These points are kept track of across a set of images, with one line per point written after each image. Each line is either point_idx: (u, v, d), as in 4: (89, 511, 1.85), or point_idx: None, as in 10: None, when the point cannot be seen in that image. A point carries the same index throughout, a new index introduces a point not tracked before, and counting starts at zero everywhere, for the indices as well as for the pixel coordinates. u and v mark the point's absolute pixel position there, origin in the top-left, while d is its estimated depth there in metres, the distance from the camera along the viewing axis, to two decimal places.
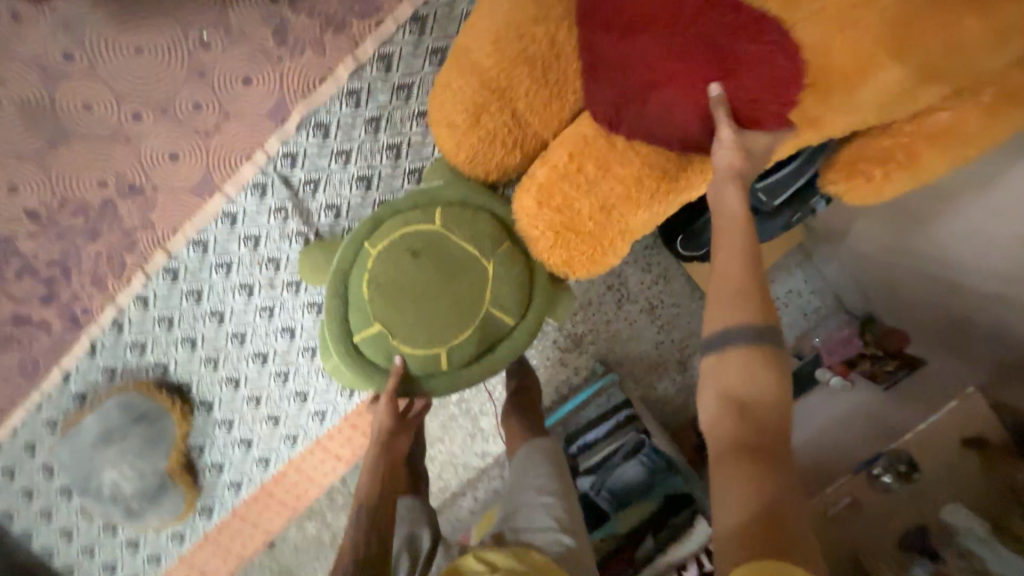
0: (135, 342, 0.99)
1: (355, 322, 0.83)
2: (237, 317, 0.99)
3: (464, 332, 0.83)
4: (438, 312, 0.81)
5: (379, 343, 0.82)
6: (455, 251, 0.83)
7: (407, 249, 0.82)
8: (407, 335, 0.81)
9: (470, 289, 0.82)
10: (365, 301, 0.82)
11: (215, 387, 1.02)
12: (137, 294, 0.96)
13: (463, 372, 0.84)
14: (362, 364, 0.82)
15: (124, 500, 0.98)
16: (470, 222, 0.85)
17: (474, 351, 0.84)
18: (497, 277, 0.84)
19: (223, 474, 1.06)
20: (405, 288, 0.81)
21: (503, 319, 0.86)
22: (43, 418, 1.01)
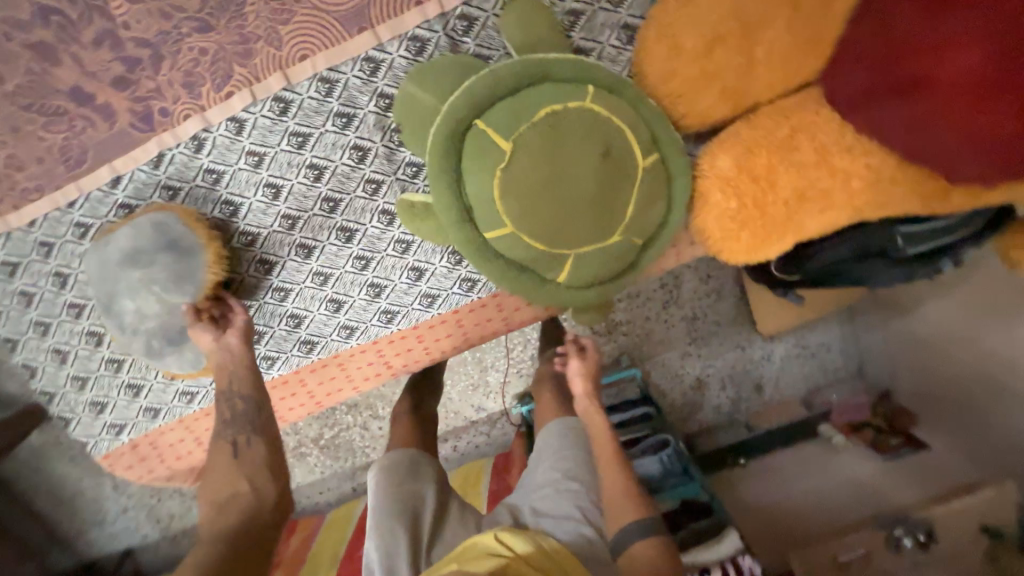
0: (210, 169, 0.84)
1: (500, 121, 0.69)
2: (337, 180, 0.86)
3: (535, 246, 0.73)
4: (543, 213, 0.69)
5: (485, 156, 0.70)
6: (622, 198, 0.70)
7: (603, 142, 0.68)
8: (511, 182, 0.68)
9: (580, 237, 0.71)
10: (528, 123, 0.68)
11: (283, 249, 0.90)
12: (233, 115, 0.81)
13: (501, 246, 0.75)
14: (459, 138, 0.71)
15: (146, 333, 0.84)
16: (654, 193, 0.72)
17: (530, 256, 0.75)
18: (607, 253, 0.74)
19: (260, 345, 0.95)
20: (551, 146, 0.67)
21: (569, 258, 0.74)
22: (74, 218, 0.85)
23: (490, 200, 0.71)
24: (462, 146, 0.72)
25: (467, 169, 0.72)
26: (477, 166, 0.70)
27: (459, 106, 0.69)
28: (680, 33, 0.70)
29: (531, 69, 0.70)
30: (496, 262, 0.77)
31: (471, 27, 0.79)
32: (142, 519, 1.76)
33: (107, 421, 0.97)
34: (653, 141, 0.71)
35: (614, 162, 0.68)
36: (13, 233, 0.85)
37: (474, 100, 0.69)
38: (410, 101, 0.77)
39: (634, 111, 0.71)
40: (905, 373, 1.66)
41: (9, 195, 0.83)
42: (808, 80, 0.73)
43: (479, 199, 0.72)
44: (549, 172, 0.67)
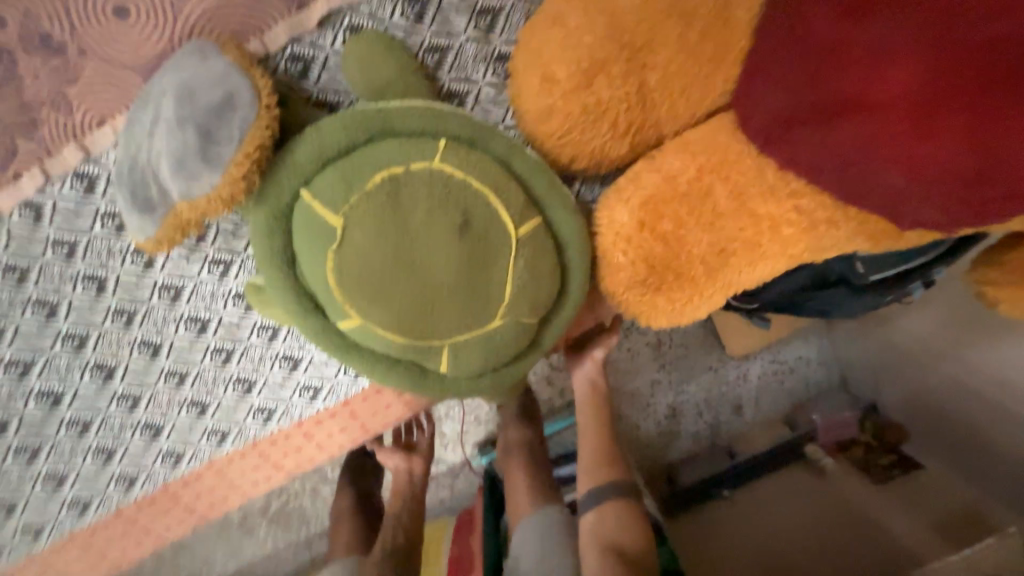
0: (9, 266, 0.68)
1: (327, 187, 0.52)
2: (174, 265, 0.71)
3: (394, 340, 0.57)
4: (393, 304, 0.53)
5: (312, 232, 0.53)
6: (495, 277, 0.54)
7: (460, 210, 0.52)
8: (346, 268, 0.52)
9: (446, 329, 0.55)
10: (359, 190, 0.51)
11: (123, 349, 0.74)
12: (27, 199, 0.65)
13: (356, 339, 0.59)
14: (278, 210, 0.54)
15: (100, 247, 0.69)
16: (537, 264, 0.57)
17: (392, 350, 0.59)
18: (488, 341, 0.59)
19: (112, 463, 0.79)
20: (391, 220, 0.51)
21: (441, 351, 0.58)
22: None
23: (326, 289, 0.54)
24: (287, 218, 0.55)
25: (295, 247, 0.55)
26: (306, 246, 0.54)
27: (274, 173, 0.53)
28: (549, 61, 0.56)
29: (367, 119, 0.54)
30: (358, 358, 0.62)
31: (308, 71, 0.64)
32: None
33: None
34: (531, 201, 0.56)
35: (478, 235, 0.53)
36: None
37: (294, 161, 0.53)
38: None
39: (504, 165, 0.56)
40: (889, 383, 1.53)
41: None
42: (719, 106, 0.59)
43: (316, 286, 0.56)
44: (392, 254, 0.51)
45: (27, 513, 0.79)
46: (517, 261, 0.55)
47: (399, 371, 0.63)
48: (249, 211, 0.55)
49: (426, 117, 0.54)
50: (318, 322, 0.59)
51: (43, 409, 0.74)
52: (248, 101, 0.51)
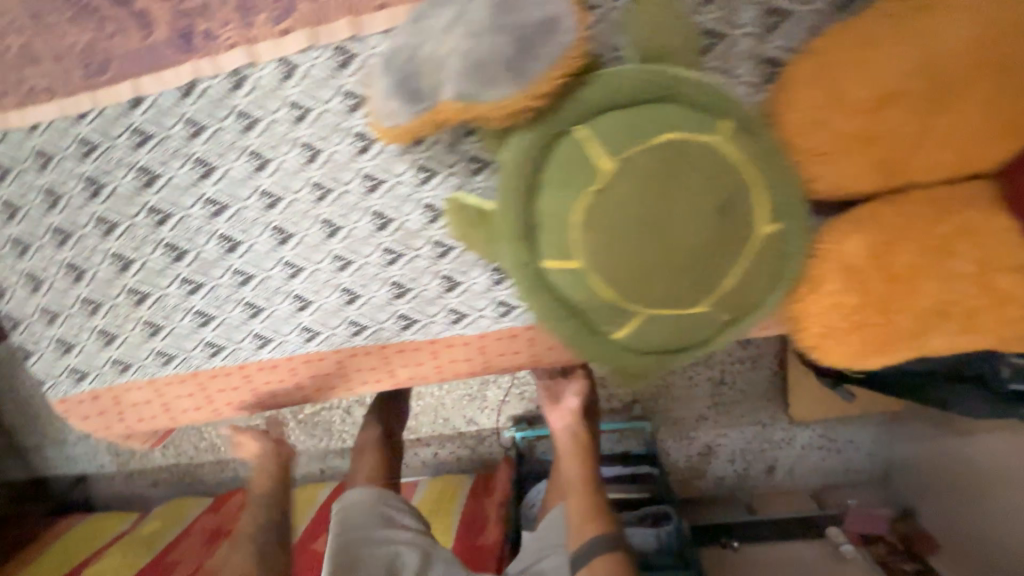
0: (245, 112, 0.72)
1: (606, 133, 0.54)
2: (385, 158, 0.73)
3: (598, 293, 0.59)
4: (623, 260, 0.56)
5: (574, 170, 0.55)
6: (721, 268, 0.56)
7: (723, 197, 0.53)
8: (596, 213, 0.55)
9: (654, 299, 0.58)
10: (638, 146, 0.53)
11: (306, 220, 0.77)
12: (286, 57, 0.69)
13: (556, 280, 0.62)
14: (546, 137, 0.56)
15: (328, 120, 0.72)
16: (760, 270, 0.58)
17: (587, 301, 0.61)
18: (679, 323, 0.61)
19: (255, 321, 0.83)
20: (659, 183, 0.53)
21: (632, 317, 0.61)
22: (80, 133, 0.74)
23: (562, 226, 0.57)
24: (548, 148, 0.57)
25: (544, 177, 0.57)
26: (560, 179, 0.56)
27: (556, 103, 0.55)
28: (846, 76, 0.56)
29: (663, 79, 0.54)
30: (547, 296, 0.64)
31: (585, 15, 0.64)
32: None
33: (70, 364, 0.86)
34: (781, 210, 0.56)
35: (728, 224, 0.54)
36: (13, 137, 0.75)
37: (581, 97, 0.55)
38: None
39: (771, 166, 0.55)
40: (936, 493, 1.50)
41: (13, 91, 0.73)
42: (981, 173, 0.59)
43: (547, 218, 0.58)
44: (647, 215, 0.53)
45: (168, 340, 0.84)
46: (746, 261, 0.57)
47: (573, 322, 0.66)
48: (515, 129, 0.57)
49: (717, 95, 0.54)
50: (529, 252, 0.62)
51: (219, 252, 0.79)
52: (569, 26, 0.52)
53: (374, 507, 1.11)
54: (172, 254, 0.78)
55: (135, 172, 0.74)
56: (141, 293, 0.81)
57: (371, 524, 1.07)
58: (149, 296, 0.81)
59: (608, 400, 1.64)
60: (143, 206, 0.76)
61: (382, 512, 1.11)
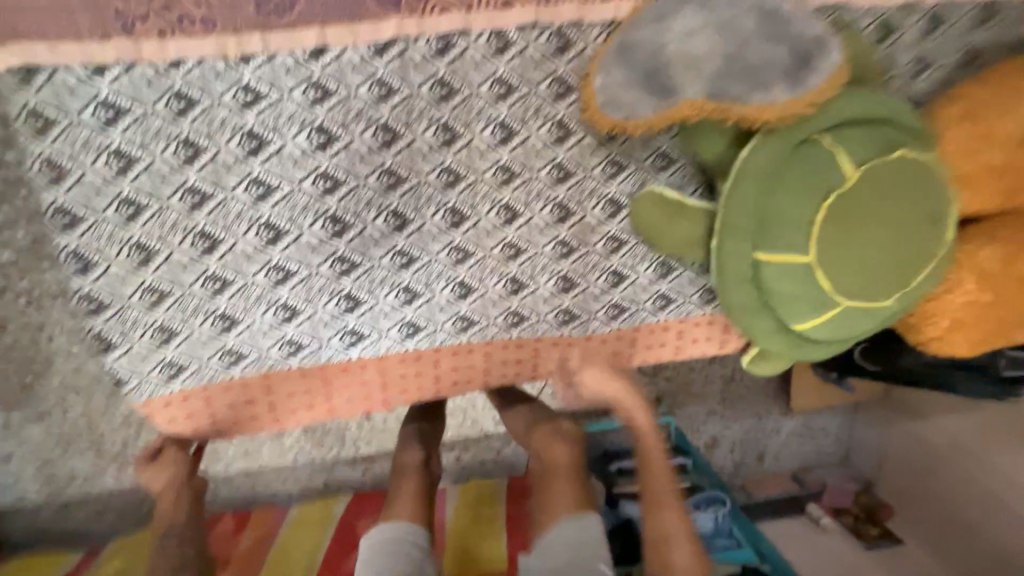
0: (443, 82, 0.68)
1: (849, 143, 0.62)
2: (579, 151, 0.74)
3: (812, 283, 0.66)
4: (848, 253, 0.64)
5: (818, 172, 0.62)
6: (914, 268, 0.67)
7: (928, 208, 0.64)
8: (836, 211, 0.62)
9: (860, 291, 0.66)
10: (876, 159, 0.62)
11: (486, 204, 0.74)
12: (502, 32, 0.67)
13: (768, 269, 0.68)
14: (791, 141, 0.63)
15: (531, 104, 0.71)
16: (932, 272, 0.69)
17: (794, 291, 0.68)
18: (864, 314, 0.70)
19: (409, 308, 0.76)
20: (889, 191, 0.62)
21: (830, 307, 0.68)
22: (241, 78, 0.62)
23: (799, 220, 0.63)
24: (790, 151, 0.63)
25: (784, 175, 0.63)
26: (803, 179, 0.63)
27: (801, 116, 0.62)
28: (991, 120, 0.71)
29: (886, 106, 0.64)
30: (749, 288, 0.70)
31: None
32: (32, 469, 1.41)
33: (166, 356, 0.71)
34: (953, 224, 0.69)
35: (927, 231, 0.65)
36: (141, 71, 0.60)
37: (826, 111, 0.62)
38: None
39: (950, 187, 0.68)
40: (893, 471, 1.66)
41: (153, 15, 0.59)
42: None
43: (779, 216, 0.64)
44: (876, 217, 0.62)
45: (306, 327, 0.73)
46: (929, 263, 0.68)
47: (762, 309, 0.72)
48: (759, 131, 0.64)
49: (919, 125, 0.66)
50: (748, 243, 0.67)
51: (385, 230, 0.71)
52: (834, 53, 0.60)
53: (401, 551, 0.81)
54: (334, 229, 0.69)
55: (309, 133, 0.65)
56: (284, 271, 0.69)
57: (399, 573, 0.78)
58: (293, 275, 0.70)
59: None
60: (312, 172, 0.66)
61: (410, 555, 0.81)
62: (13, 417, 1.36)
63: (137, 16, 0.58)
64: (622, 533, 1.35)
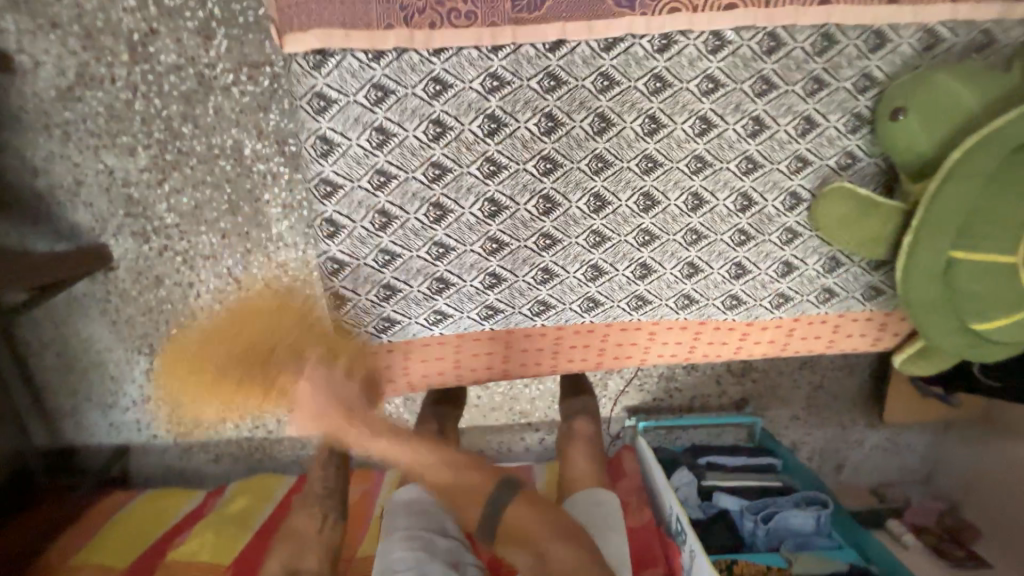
0: (659, 76, 0.73)
1: None
2: (770, 145, 0.78)
3: (1008, 284, 0.69)
4: None
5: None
6: None
7: None
8: None
9: None
10: None
11: (676, 191, 0.79)
12: (719, 32, 0.72)
13: (962, 270, 0.70)
14: (1011, 146, 0.66)
15: (734, 98, 0.75)
16: None
17: (987, 291, 0.70)
18: None
19: (593, 284, 0.83)
20: None
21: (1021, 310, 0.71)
22: (490, 66, 0.70)
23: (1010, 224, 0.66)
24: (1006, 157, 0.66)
25: (996, 180, 0.67)
26: (1015, 186, 0.66)
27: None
28: None
29: None
30: (937, 285, 0.73)
31: (987, 47, 0.75)
32: (159, 416, 1.47)
33: (383, 312, 0.81)
34: None
35: None
36: (409, 56, 0.69)
37: None
38: (943, 90, 0.70)
39: None
40: (979, 494, 1.61)
41: (431, 9, 0.67)
42: None
43: (984, 216, 0.67)
44: None
45: (506, 293, 0.81)
46: None
47: (943, 309, 0.75)
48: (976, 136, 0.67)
49: None
50: (945, 242, 0.70)
51: (586, 210, 0.78)
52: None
53: (423, 509, 0.93)
54: (545, 207, 0.77)
55: (539, 118, 0.73)
56: (499, 242, 0.78)
57: (422, 529, 0.88)
58: (506, 247, 0.78)
59: (717, 397, 1.61)
60: (537, 154, 0.74)
61: (430, 515, 0.92)
62: (155, 365, 1.41)
63: (417, 8, 0.67)
64: (715, 526, 1.36)
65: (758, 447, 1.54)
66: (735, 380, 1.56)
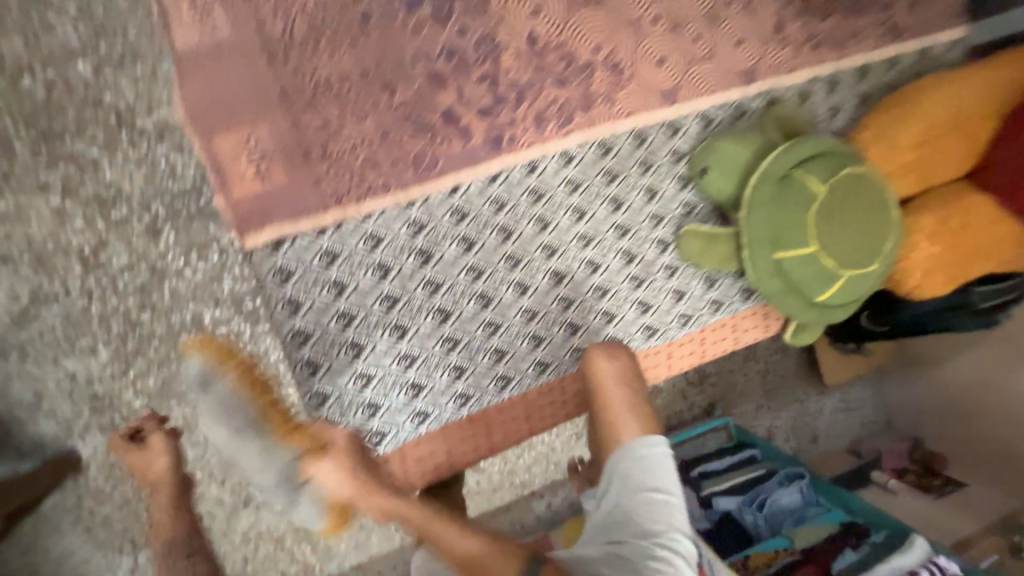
0: (535, 189, 1.00)
1: (814, 172, 0.94)
2: (631, 212, 1.05)
3: (820, 266, 0.95)
4: (839, 241, 0.93)
5: (801, 194, 0.94)
6: (884, 241, 0.96)
7: (879, 201, 0.95)
8: (821, 217, 0.92)
9: (854, 265, 0.95)
10: (835, 178, 0.94)
11: (576, 263, 1.03)
12: (567, 149, 1.00)
13: (787, 265, 0.96)
14: (777, 179, 0.95)
15: (592, 188, 1.02)
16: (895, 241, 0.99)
17: (809, 275, 0.96)
18: (861, 281, 0.98)
19: (538, 350, 1.04)
20: (850, 196, 0.93)
21: (838, 281, 0.97)
22: (410, 216, 0.92)
23: (801, 228, 0.93)
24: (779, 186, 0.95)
25: (780, 201, 0.95)
26: (793, 202, 0.94)
27: (778, 161, 0.96)
28: (895, 138, 1.06)
29: (825, 143, 0.98)
30: (777, 278, 0.99)
31: (744, 114, 1.09)
32: None
33: (372, 427, 0.95)
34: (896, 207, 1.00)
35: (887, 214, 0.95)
36: (346, 226, 0.90)
37: (792, 156, 0.96)
38: (723, 154, 1.01)
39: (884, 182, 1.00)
40: (935, 421, 1.80)
41: (355, 188, 0.89)
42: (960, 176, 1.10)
43: (783, 226, 0.95)
44: (849, 214, 0.93)
45: (473, 379, 0.99)
46: (892, 236, 0.98)
47: (790, 295, 1.00)
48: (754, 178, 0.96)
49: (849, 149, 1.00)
50: (767, 250, 0.97)
51: (514, 296, 1.00)
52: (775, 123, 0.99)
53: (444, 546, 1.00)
54: (482, 303, 0.98)
55: (458, 242, 0.95)
56: (454, 341, 0.97)
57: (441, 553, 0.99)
58: (461, 342, 0.97)
59: (688, 409, 1.78)
60: (463, 267, 0.96)
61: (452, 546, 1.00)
62: (141, 557, 1.36)
63: (344, 192, 0.89)
64: (724, 528, 1.47)
65: (737, 442, 1.66)
66: (696, 390, 1.74)
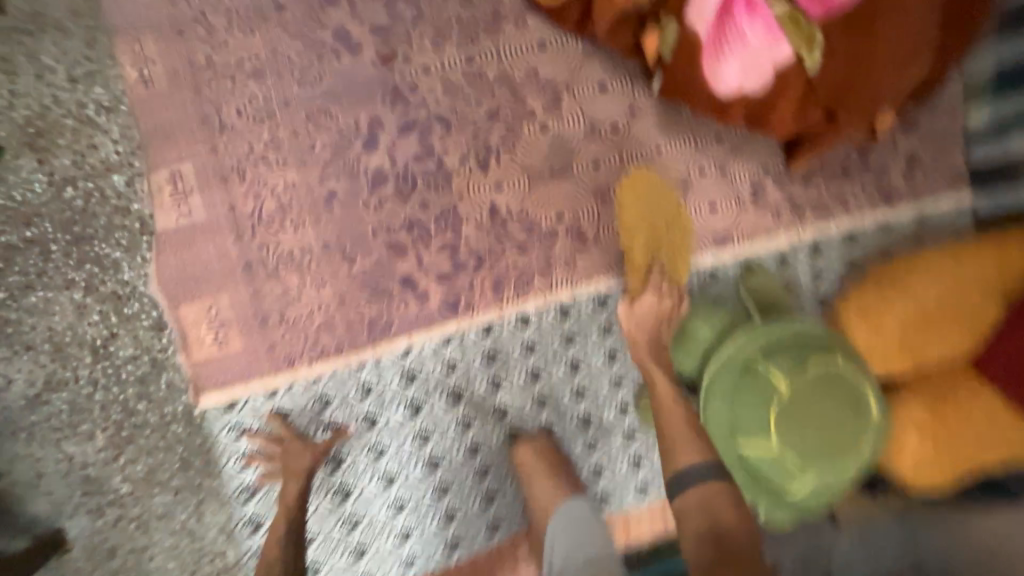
0: (490, 351, 0.98)
1: (778, 365, 0.88)
2: (590, 375, 1.02)
3: (783, 468, 0.87)
4: (803, 445, 0.86)
5: (761, 390, 0.88)
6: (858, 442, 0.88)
7: (850, 401, 0.87)
8: (782, 417, 0.86)
9: (822, 469, 0.87)
10: (799, 373, 0.87)
11: (529, 425, 1.01)
12: (524, 312, 0.99)
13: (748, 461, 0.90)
14: (737, 369, 0.90)
15: (548, 350, 1.00)
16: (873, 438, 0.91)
17: (773, 474, 0.89)
18: (833, 482, 0.90)
19: (489, 511, 0.99)
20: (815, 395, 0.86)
21: (806, 483, 0.89)
22: (359, 379, 0.94)
23: (761, 427, 0.87)
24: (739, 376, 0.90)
25: (740, 393, 0.89)
26: (753, 396, 0.88)
27: (739, 349, 0.91)
28: (877, 318, 0.98)
29: (793, 328, 0.93)
30: (741, 471, 0.92)
31: (717, 278, 1.05)
32: None
33: None
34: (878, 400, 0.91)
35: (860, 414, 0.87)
36: (295, 388, 0.92)
37: (754, 344, 0.91)
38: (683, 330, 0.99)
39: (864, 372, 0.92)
40: None
41: (308, 352, 0.92)
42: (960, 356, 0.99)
43: (743, 422, 0.89)
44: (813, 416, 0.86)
45: (417, 544, 0.97)
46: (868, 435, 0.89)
47: (753, 486, 0.93)
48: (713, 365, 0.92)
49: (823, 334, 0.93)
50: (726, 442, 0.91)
51: (461, 459, 0.98)
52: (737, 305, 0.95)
53: None
54: (428, 467, 0.96)
55: (404, 407, 0.95)
56: (397, 505, 0.96)
57: None
58: (403, 506, 0.96)
59: None
60: (409, 431, 0.96)
61: None
62: None
63: (297, 355, 0.92)
64: None
65: None
66: None
